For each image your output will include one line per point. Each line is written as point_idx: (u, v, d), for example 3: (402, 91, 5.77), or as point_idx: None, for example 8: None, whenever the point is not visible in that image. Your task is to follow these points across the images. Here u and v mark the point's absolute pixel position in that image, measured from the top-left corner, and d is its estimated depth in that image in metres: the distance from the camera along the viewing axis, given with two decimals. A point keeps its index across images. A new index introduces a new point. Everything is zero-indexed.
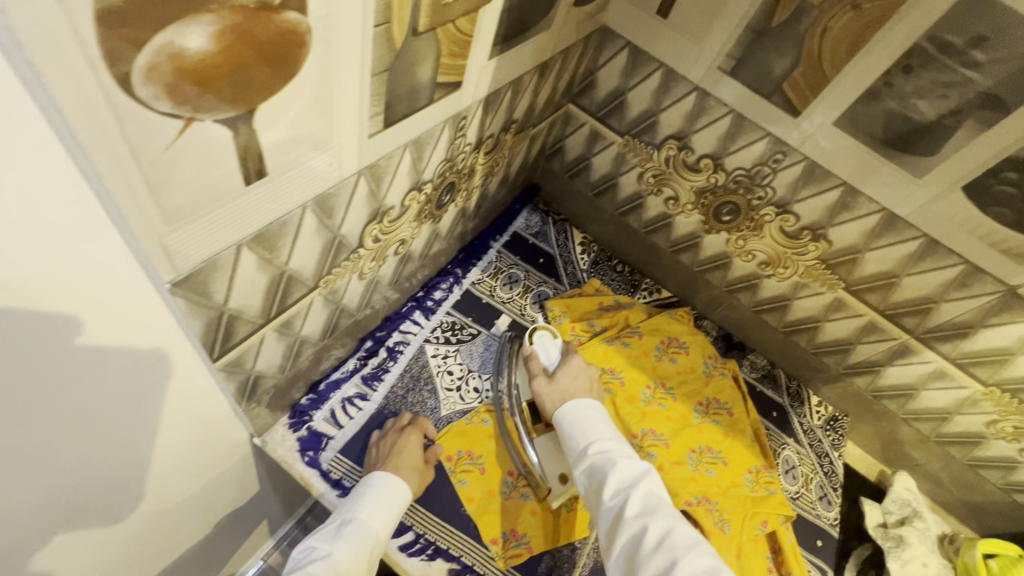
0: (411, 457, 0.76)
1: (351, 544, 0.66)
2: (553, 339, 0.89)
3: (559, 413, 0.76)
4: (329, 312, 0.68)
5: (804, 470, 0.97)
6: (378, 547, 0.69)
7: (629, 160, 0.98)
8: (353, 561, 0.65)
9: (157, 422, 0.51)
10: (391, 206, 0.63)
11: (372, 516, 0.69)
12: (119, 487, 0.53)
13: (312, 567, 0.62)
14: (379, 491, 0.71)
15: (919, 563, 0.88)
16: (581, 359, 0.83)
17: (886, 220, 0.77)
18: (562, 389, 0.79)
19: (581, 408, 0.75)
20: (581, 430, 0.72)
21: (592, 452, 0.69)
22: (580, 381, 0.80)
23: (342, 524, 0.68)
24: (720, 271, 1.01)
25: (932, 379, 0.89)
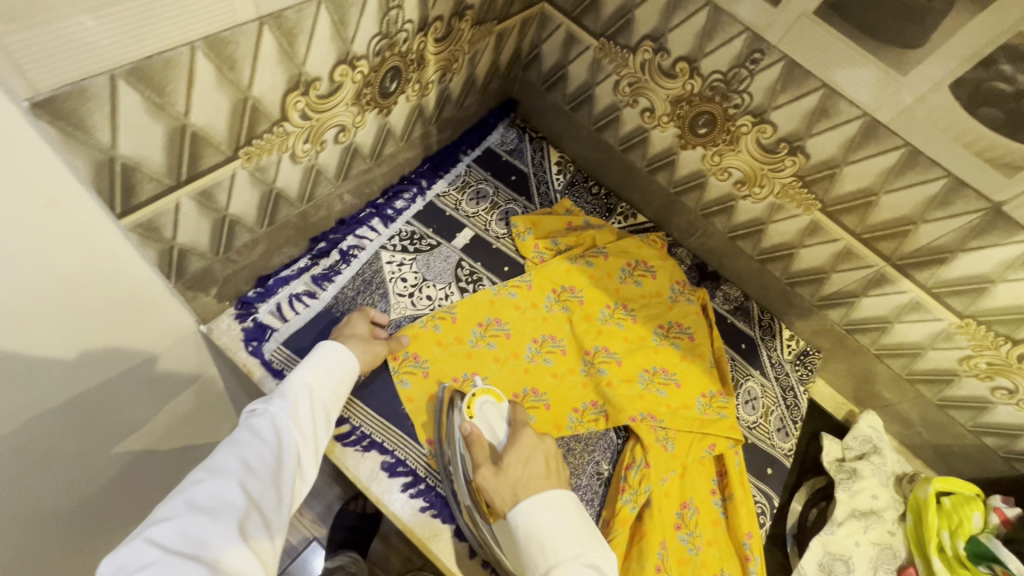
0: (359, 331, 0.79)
1: (292, 400, 0.65)
2: (496, 406, 0.78)
3: (514, 520, 0.66)
4: (262, 194, 0.67)
5: (765, 402, 0.95)
6: (323, 405, 0.69)
7: (605, 67, 0.92)
8: (293, 418, 0.64)
9: (73, 285, 0.51)
10: (318, 78, 0.60)
11: (310, 376, 0.69)
12: (50, 362, 0.53)
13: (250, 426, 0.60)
14: (320, 357, 0.71)
15: (869, 495, 0.86)
16: (532, 437, 0.73)
17: (867, 127, 0.71)
18: (513, 480, 0.68)
19: (540, 512, 0.66)
20: (542, 548, 0.64)
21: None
22: (532, 466, 0.70)
23: (282, 386, 0.67)
24: (696, 192, 0.96)
25: (906, 312, 0.84)
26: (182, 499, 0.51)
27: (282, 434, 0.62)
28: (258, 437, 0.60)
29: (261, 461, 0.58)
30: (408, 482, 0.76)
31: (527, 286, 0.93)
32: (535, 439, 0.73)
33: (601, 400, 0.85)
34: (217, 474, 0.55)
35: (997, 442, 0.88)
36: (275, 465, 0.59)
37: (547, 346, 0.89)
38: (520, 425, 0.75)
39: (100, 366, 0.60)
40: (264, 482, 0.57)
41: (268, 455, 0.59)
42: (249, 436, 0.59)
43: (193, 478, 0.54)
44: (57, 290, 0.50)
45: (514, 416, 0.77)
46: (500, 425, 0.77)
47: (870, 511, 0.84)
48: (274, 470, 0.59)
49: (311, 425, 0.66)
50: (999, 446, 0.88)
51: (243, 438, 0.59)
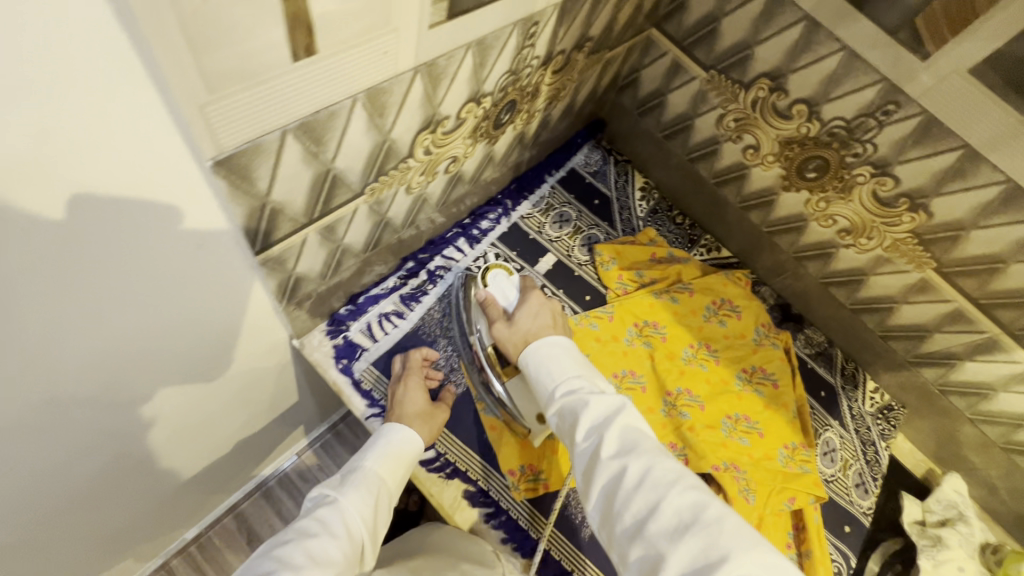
0: (413, 402, 0.75)
1: (362, 490, 0.61)
2: (509, 277, 0.81)
3: (523, 356, 0.67)
4: (374, 224, 0.67)
5: (844, 455, 0.92)
6: (388, 503, 0.64)
7: (710, 100, 0.88)
8: (361, 507, 0.60)
9: (201, 312, 0.52)
10: (446, 116, 0.59)
11: (381, 466, 0.66)
12: (166, 371, 0.55)
13: (319, 513, 0.56)
14: (390, 444, 0.69)
15: (954, 566, 0.83)
16: (541, 296, 0.75)
17: (1007, 194, 0.67)
18: (524, 330, 0.71)
19: (546, 348, 0.66)
20: (547, 371, 0.64)
21: (561, 394, 0.62)
22: (542, 320, 0.72)
23: (350, 474, 0.64)
24: (792, 234, 0.92)
25: (1015, 382, 0.80)
26: None
27: (351, 526, 0.57)
28: (328, 526, 0.55)
29: (331, 551, 0.52)
30: (490, 513, 0.76)
31: (609, 318, 0.91)
32: (544, 299, 0.75)
33: (682, 443, 0.84)
34: (288, 560, 0.49)
35: None
36: (343, 558, 0.53)
37: (627, 381, 0.88)
38: (530, 288, 0.77)
39: (206, 370, 0.61)
40: (331, 574, 0.51)
41: (337, 545, 0.54)
42: (319, 524, 0.55)
43: (261, 566, 0.48)
44: (191, 316, 0.51)
45: (524, 283, 0.79)
46: (512, 293, 0.79)
47: None
48: (342, 564, 0.53)
49: (376, 523, 0.61)
50: None
51: (313, 526, 0.54)
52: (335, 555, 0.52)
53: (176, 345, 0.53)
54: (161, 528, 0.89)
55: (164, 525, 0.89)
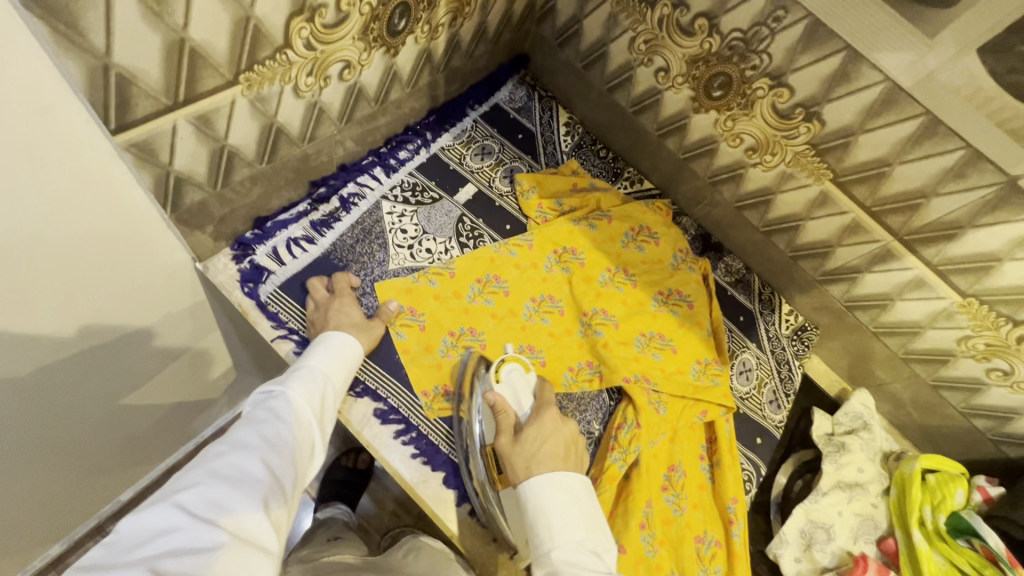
0: (346, 317, 0.76)
1: (308, 384, 0.64)
2: (523, 377, 0.78)
3: (524, 490, 0.64)
4: (262, 127, 0.65)
5: (759, 373, 0.95)
6: (334, 396, 0.68)
7: (621, 23, 0.89)
8: (309, 398, 0.63)
9: (69, 203, 0.50)
10: (323, 4, 0.58)
11: (326, 363, 0.68)
12: (47, 284, 0.53)
13: (269, 403, 0.59)
14: (333, 345, 0.71)
15: (855, 468, 0.86)
16: (555, 416, 0.73)
17: (887, 94, 0.69)
18: (530, 448, 0.68)
19: (550, 491, 0.63)
20: (546, 524, 0.61)
21: (558, 559, 0.60)
22: (552, 441, 0.70)
23: (296, 370, 0.66)
24: (706, 159, 0.94)
25: (908, 289, 0.83)
26: (205, 469, 0.48)
27: (301, 413, 0.61)
28: (277, 416, 0.58)
29: (281, 437, 0.56)
30: (401, 430, 0.76)
31: (528, 244, 0.92)
32: (558, 421, 0.72)
33: (596, 361, 0.85)
34: (240, 447, 0.52)
35: (987, 424, 0.88)
36: (295, 441, 0.57)
37: (545, 306, 0.88)
38: (545, 402, 0.74)
39: (93, 286, 0.59)
40: (286, 456, 0.55)
41: (288, 431, 0.57)
42: (268, 415, 0.57)
43: (215, 451, 0.52)
44: (60, 205, 0.49)
45: (540, 392, 0.77)
46: (525, 396, 0.77)
47: (855, 483, 0.85)
48: (295, 446, 0.57)
49: (322, 413, 0.64)
50: (989, 428, 0.88)
51: (263, 416, 0.57)
52: (285, 439, 0.56)
53: (58, 240, 0.51)
54: (95, 490, 0.85)
55: (98, 487, 0.85)
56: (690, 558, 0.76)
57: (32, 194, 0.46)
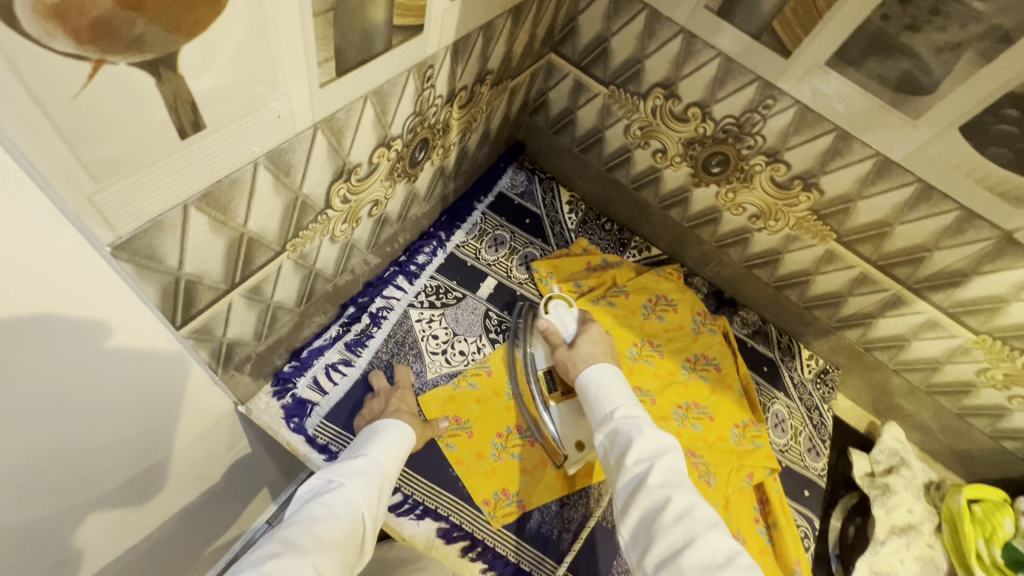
0: (407, 406, 0.80)
1: (362, 476, 0.66)
2: (568, 308, 0.88)
3: (583, 377, 0.74)
4: (303, 277, 0.67)
5: (794, 423, 0.97)
6: (386, 488, 0.69)
7: (615, 112, 0.94)
8: (363, 494, 0.64)
9: (140, 398, 0.51)
10: (358, 163, 0.60)
11: (381, 459, 0.70)
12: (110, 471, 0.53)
13: (325, 497, 0.60)
14: (390, 434, 0.73)
15: (904, 509, 0.88)
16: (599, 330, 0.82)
17: (880, 165, 0.74)
18: (581, 355, 0.78)
19: (607, 374, 0.73)
20: (608, 394, 0.70)
21: (619, 416, 0.66)
22: (600, 347, 0.79)
23: (351, 460, 0.68)
24: (710, 225, 0.99)
25: (923, 330, 0.88)
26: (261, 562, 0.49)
27: (353, 510, 0.61)
28: (331, 512, 0.59)
29: (332, 534, 0.57)
30: (467, 546, 0.75)
31: None
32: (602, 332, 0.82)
33: None
34: (292, 540, 0.53)
35: (1015, 445, 0.92)
36: (344, 540, 0.57)
37: None
38: (588, 320, 0.84)
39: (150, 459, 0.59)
40: (335, 557, 0.55)
41: (340, 528, 0.58)
42: (322, 508, 0.59)
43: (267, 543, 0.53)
44: (131, 402, 0.50)
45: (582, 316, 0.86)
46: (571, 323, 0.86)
47: (907, 525, 0.87)
48: (344, 545, 0.57)
49: (374, 510, 0.65)
50: (1018, 448, 0.92)
51: (317, 510, 0.58)
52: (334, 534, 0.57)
53: (124, 432, 0.52)
54: None
55: None
56: None
57: (104, 402, 0.47)
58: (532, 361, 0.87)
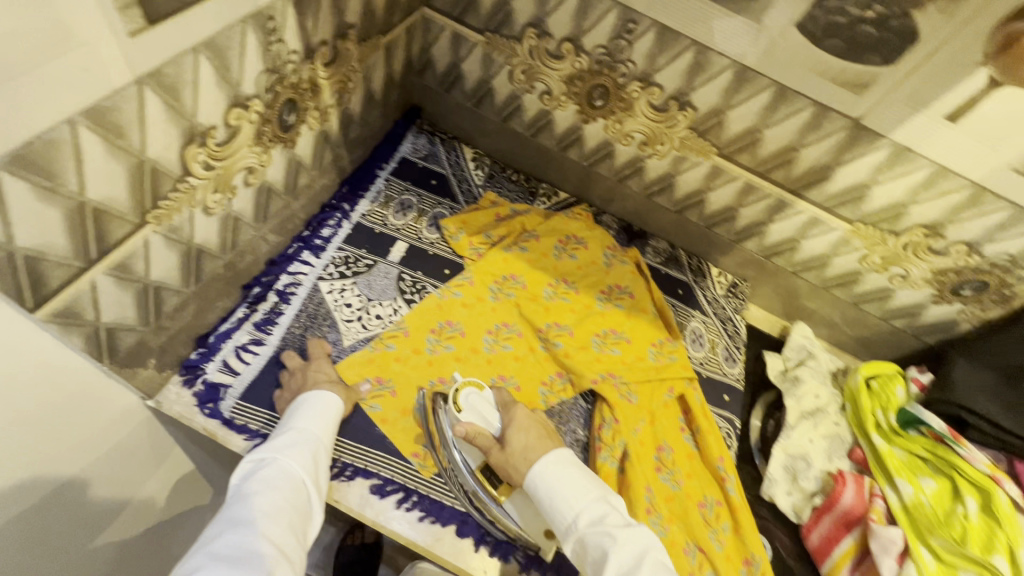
0: (326, 374, 0.79)
1: (296, 447, 0.67)
2: (480, 393, 0.81)
3: (532, 479, 0.71)
4: (181, 254, 0.65)
5: (710, 336, 1.03)
6: (326, 451, 0.70)
7: (496, 60, 0.95)
8: (300, 460, 0.66)
9: (14, 389, 0.50)
10: (211, 125, 0.59)
11: (311, 425, 0.71)
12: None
13: (260, 475, 0.63)
14: (314, 405, 0.73)
15: (812, 395, 0.95)
16: (524, 411, 0.79)
17: (739, 73, 0.78)
18: (520, 449, 0.74)
19: (554, 471, 0.71)
20: (564, 500, 0.68)
21: (584, 526, 0.66)
22: (531, 434, 0.76)
23: (283, 434, 0.69)
24: (607, 160, 1.01)
25: (808, 229, 0.94)
26: (210, 554, 0.53)
27: (294, 478, 0.64)
28: (270, 486, 0.62)
29: (275, 505, 0.60)
30: (401, 497, 0.77)
31: (470, 282, 0.95)
32: (527, 413, 0.79)
33: (563, 370, 0.90)
34: (237, 525, 0.56)
35: (905, 323, 1.00)
36: (290, 508, 0.61)
37: (503, 333, 0.92)
38: (509, 405, 0.79)
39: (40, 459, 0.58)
40: (284, 527, 0.59)
41: (282, 499, 0.61)
42: (260, 486, 0.61)
43: (214, 534, 0.56)
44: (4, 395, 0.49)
45: (499, 400, 0.81)
46: (490, 411, 0.79)
47: (816, 409, 0.94)
48: (290, 512, 0.61)
49: (317, 472, 0.68)
50: (907, 325, 1.00)
51: (254, 488, 0.61)
52: (279, 507, 0.60)
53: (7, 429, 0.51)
54: None
55: None
56: (698, 522, 0.82)
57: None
58: (461, 461, 0.78)
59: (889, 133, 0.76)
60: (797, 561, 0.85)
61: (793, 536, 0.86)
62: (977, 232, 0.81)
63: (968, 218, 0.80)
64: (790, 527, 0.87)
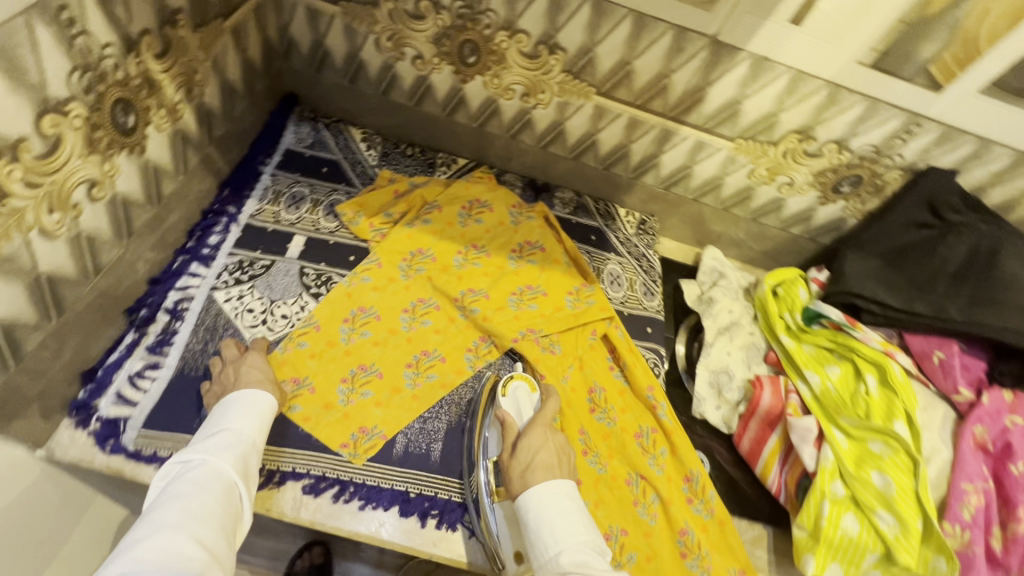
0: (261, 372, 0.74)
1: (229, 447, 0.64)
2: (528, 392, 0.82)
3: (524, 502, 0.66)
4: (28, 286, 0.59)
5: (627, 275, 1.04)
6: (258, 452, 0.67)
7: (359, 30, 0.91)
8: (233, 462, 0.63)
9: None
10: (22, 137, 0.53)
11: (244, 423, 0.67)
12: None
13: (190, 477, 0.59)
14: (249, 399, 0.69)
15: (727, 312, 0.99)
16: (545, 431, 0.74)
17: (596, 7, 0.78)
18: (527, 462, 0.70)
19: (548, 498, 0.65)
20: (551, 530, 0.63)
21: (566, 562, 0.60)
22: (543, 454, 0.71)
23: (213, 433, 0.65)
24: (496, 118, 1.00)
25: (697, 154, 0.96)
26: (133, 560, 0.50)
27: (227, 478, 0.61)
28: (200, 488, 0.58)
29: (206, 508, 0.57)
30: (338, 491, 0.75)
31: (378, 265, 0.93)
32: (548, 433, 0.74)
33: (485, 334, 0.90)
34: (163, 529, 0.53)
35: (801, 228, 1.06)
36: (223, 510, 0.58)
37: (419, 310, 0.91)
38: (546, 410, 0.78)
39: None
40: (215, 530, 0.56)
41: (214, 501, 0.58)
42: (189, 488, 0.58)
43: (136, 538, 0.52)
44: None
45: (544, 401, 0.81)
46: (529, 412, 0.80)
47: (732, 324, 0.98)
48: (223, 515, 0.58)
49: (251, 472, 0.64)
50: (804, 230, 1.06)
51: (182, 490, 0.57)
52: (210, 509, 0.57)
53: None
54: None
55: None
56: (636, 452, 0.85)
57: None
58: (485, 446, 0.77)
59: (744, 46, 0.78)
60: (736, 469, 0.90)
61: (729, 447, 0.91)
62: (842, 129, 0.86)
63: (832, 117, 0.84)
64: (724, 438, 0.92)
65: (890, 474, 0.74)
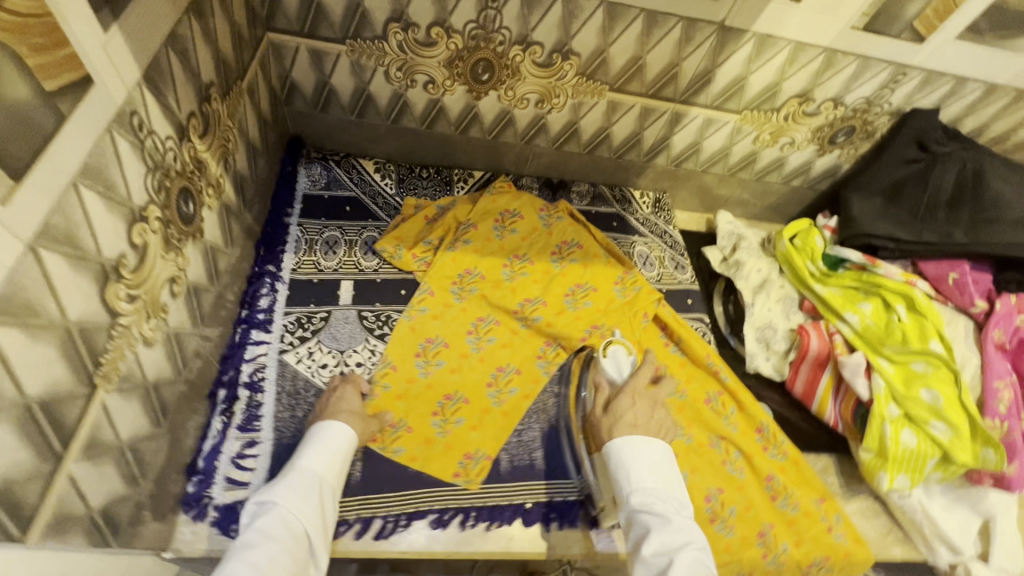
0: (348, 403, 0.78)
1: (299, 490, 0.64)
2: (626, 355, 0.88)
3: (609, 448, 0.73)
4: (141, 399, 0.58)
5: (656, 254, 1.10)
6: (331, 491, 0.68)
7: (366, 65, 0.89)
8: (301, 508, 0.63)
9: None
10: (120, 255, 0.51)
11: (317, 463, 0.68)
12: None
13: (260, 525, 0.60)
14: (323, 439, 0.71)
15: (755, 271, 1.07)
16: (642, 394, 0.79)
17: (609, 10, 0.81)
18: (623, 417, 0.76)
19: (627, 446, 0.72)
20: (626, 474, 0.70)
21: (637, 502, 0.68)
22: (637, 411, 0.77)
23: (288, 473, 0.67)
24: (510, 127, 1.01)
25: (707, 129, 1.01)
26: None
27: (293, 526, 0.61)
28: (268, 537, 0.59)
29: (271, 561, 0.57)
30: (462, 518, 0.77)
31: (431, 294, 0.94)
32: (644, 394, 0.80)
33: (551, 339, 0.94)
34: None
35: (801, 180, 1.14)
36: (288, 561, 0.58)
37: (483, 328, 0.94)
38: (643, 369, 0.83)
39: None
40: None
41: (281, 552, 0.58)
42: (258, 538, 0.59)
43: None
44: None
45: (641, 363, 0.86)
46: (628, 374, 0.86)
47: (762, 281, 1.07)
48: (288, 567, 0.58)
49: (320, 515, 0.65)
50: (804, 181, 1.14)
51: (251, 540, 0.58)
52: (274, 561, 0.57)
53: None
54: None
55: None
56: (711, 416, 0.92)
57: None
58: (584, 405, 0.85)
59: (749, 27, 0.83)
60: (794, 410, 0.99)
61: (784, 392, 1.00)
62: (838, 87, 0.93)
63: (829, 78, 0.92)
64: (778, 386, 1.00)
65: (936, 388, 0.85)
